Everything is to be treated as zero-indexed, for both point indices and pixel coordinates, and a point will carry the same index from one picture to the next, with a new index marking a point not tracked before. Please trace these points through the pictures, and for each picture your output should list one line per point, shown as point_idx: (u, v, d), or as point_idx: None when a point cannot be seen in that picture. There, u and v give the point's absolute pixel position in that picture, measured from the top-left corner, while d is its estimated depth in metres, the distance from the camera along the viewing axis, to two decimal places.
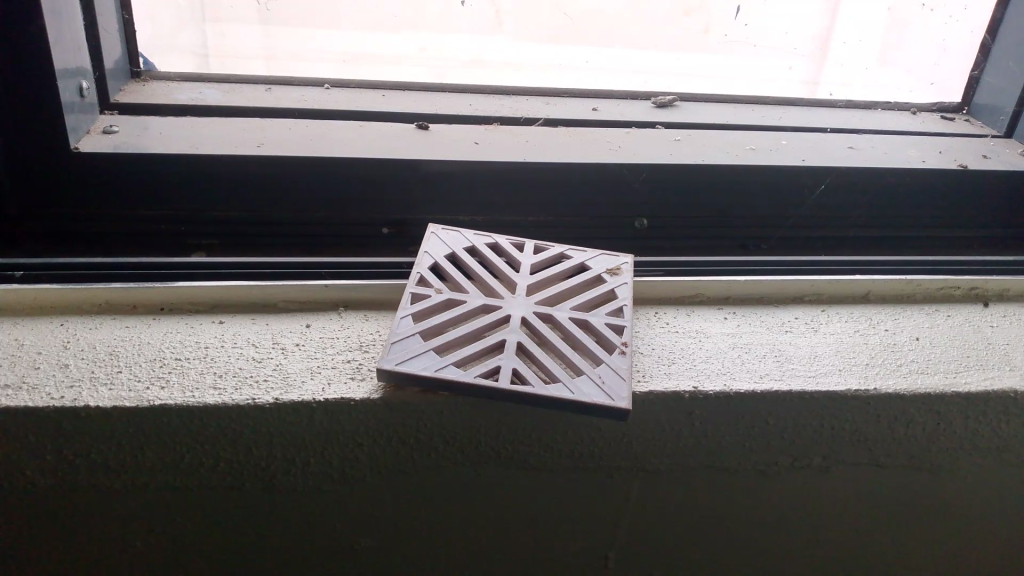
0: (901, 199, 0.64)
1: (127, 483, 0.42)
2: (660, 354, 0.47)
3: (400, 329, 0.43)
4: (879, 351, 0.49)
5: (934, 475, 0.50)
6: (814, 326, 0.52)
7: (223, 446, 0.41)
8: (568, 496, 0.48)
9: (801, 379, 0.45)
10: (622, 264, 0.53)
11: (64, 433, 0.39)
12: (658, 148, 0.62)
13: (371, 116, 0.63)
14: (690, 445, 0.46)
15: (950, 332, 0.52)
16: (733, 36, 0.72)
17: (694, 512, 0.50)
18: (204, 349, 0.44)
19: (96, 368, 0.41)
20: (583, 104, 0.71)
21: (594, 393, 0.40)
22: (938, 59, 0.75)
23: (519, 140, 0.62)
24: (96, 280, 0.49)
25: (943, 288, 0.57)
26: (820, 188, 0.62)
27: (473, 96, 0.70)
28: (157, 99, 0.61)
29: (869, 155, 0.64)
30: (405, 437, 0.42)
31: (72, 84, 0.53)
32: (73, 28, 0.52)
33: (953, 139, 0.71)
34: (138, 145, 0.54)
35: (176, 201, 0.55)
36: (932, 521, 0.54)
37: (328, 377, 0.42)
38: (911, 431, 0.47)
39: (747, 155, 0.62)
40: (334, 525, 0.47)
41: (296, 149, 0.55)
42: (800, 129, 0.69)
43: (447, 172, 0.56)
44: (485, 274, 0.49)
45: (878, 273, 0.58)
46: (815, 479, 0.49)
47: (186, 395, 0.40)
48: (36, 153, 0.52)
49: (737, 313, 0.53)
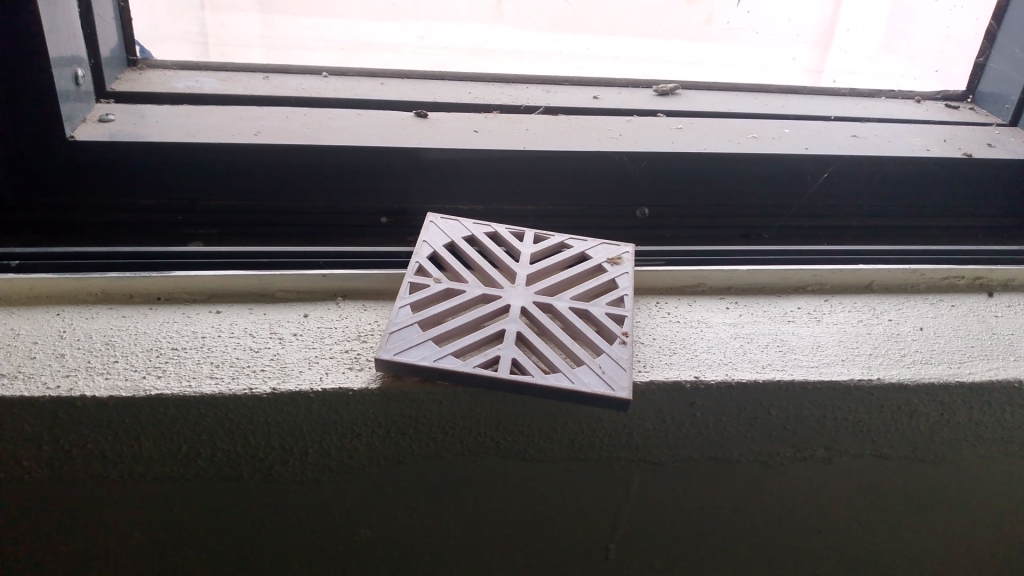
0: (905, 188, 0.64)
1: (125, 474, 0.42)
2: (662, 343, 0.46)
3: (398, 319, 0.43)
4: (882, 341, 0.48)
5: (937, 465, 0.50)
6: (817, 316, 0.51)
7: (220, 436, 0.41)
8: (568, 487, 0.47)
9: (803, 369, 0.45)
10: (622, 253, 0.52)
11: (60, 422, 0.39)
12: (659, 137, 0.61)
13: (370, 105, 0.63)
14: (691, 435, 0.46)
15: (954, 322, 0.51)
16: (735, 24, 0.71)
17: (696, 504, 0.50)
18: (201, 339, 0.44)
19: (92, 358, 0.41)
20: (584, 93, 0.70)
21: (593, 383, 0.40)
22: (943, 46, 0.74)
23: (519, 128, 0.61)
24: (91, 269, 0.48)
25: (947, 278, 0.57)
26: (823, 176, 0.62)
27: (473, 84, 0.70)
28: (154, 87, 0.61)
29: (874, 144, 0.64)
30: (403, 428, 0.42)
31: (68, 72, 0.52)
32: (68, 15, 0.52)
33: (958, 127, 0.70)
34: (135, 134, 0.53)
35: (174, 191, 0.55)
36: (935, 513, 0.54)
37: (326, 367, 0.41)
38: (913, 422, 0.47)
39: (750, 144, 0.61)
40: (333, 516, 0.47)
41: (294, 137, 0.55)
42: (804, 117, 0.69)
43: (446, 161, 0.56)
44: (484, 263, 0.49)
45: (882, 263, 0.57)
46: (818, 470, 0.49)
47: (182, 385, 0.39)
48: (31, 141, 0.51)
49: (739, 303, 0.53)
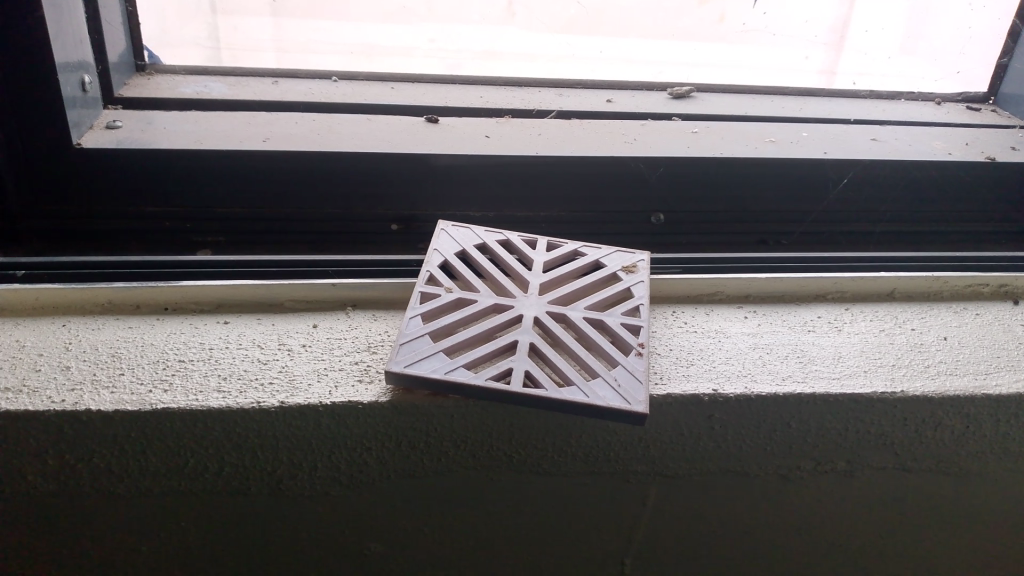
0: (927, 192, 0.62)
1: (131, 489, 0.41)
2: (679, 354, 0.45)
3: (409, 330, 0.42)
4: (905, 352, 0.47)
5: (962, 479, 0.48)
6: (837, 325, 0.50)
7: (227, 449, 0.40)
8: (583, 501, 0.46)
9: (825, 381, 0.43)
10: (638, 261, 0.51)
11: (65, 436, 0.38)
12: (675, 141, 0.60)
13: (380, 109, 0.62)
14: (709, 449, 0.44)
15: (979, 331, 0.50)
16: (751, 25, 0.70)
17: (715, 518, 0.49)
18: (208, 350, 0.43)
19: (97, 370, 0.40)
20: (597, 96, 0.69)
21: (609, 397, 0.39)
22: (965, 46, 0.72)
23: (531, 133, 0.60)
24: (97, 279, 0.47)
25: (971, 286, 0.55)
26: (843, 182, 0.60)
27: (484, 88, 0.69)
28: (162, 92, 0.60)
29: (894, 147, 0.62)
30: (414, 441, 0.41)
31: (74, 78, 0.52)
32: (74, 20, 0.51)
33: (980, 130, 0.68)
34: (142, 141, 0.52)
35: (182, 197, 0.54)
36: (961, 529, 0.52)
37: (336, 380, 0.41)
38: (938, 435, 0.45)
39: (767, 148, 0.60)
40: (343, 530, 0.46)
41: (303, 144, 0.54)
42: (822, 121, 0.67)
43: (457, 166, 0.55)
44: (496, 272, 0.47)
45: (903, 269, 0.55)
46: (840, 484, 0.48)
47: (189, 398, 0.39)
48: (37, 148, 0.51)
49: (757, 312, 0.52)
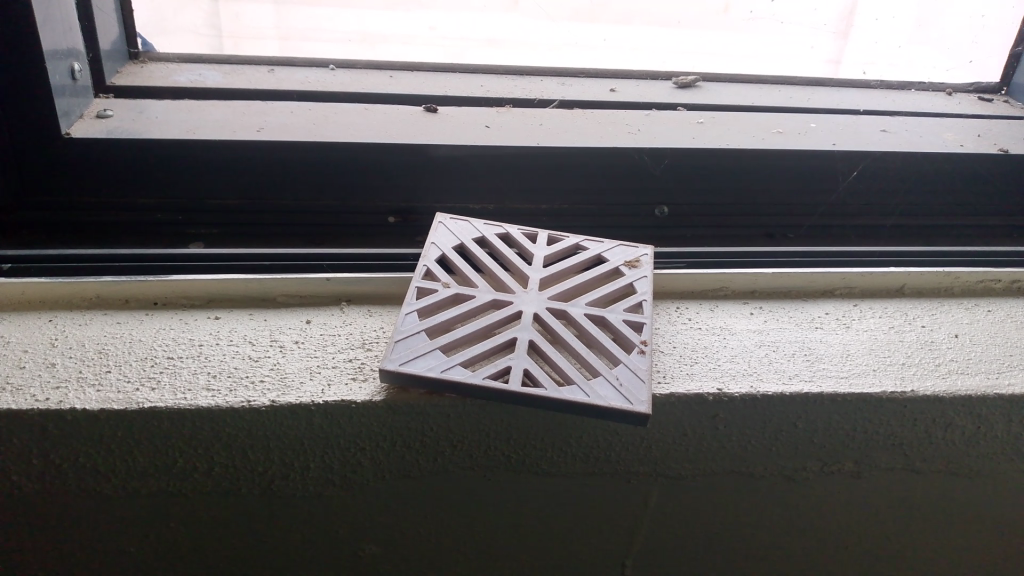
0: (937, 184, 0.60)
1: (118, 488, 0.40)
2: (683, 352, 0.44)
3: (404, 326, 0.41)
4: (916, 350, 0.45)
5: (973, 479, 0.47)
6: (845, 322, 0.49)
7: (216, 448, 0.39)
8: (582, 501, 0.45)
9: (833, 380, 0.42)
10: (641, 255, 0.49)
11: (49, 435, 0.37)
12: (680, 131, 0.58)
13: (379, 98, 0.60)
14: (713, 449, 0.43)
15: (992, 328, 0.48)
16: (758, 13, 0.68)
17: (717, 518, 0.48)
18: (198, 347, 0.42)
19: (84, 367, 0.39)
20: (601, 85, 0.68)
21: (610, 396, 0.37)
22: (978, 34, 0.70)
23: (533, 123, 0.58)
24: (87, 273, 0.46)
25: (984, 281, 0.53)
26: (853, 174, 0.58)
27: (484, 77, 0.67)
28: (155, 81, 0.59)
29: (904, 139, 0.60)
30: (410, 441, 0.40)
31: (63, 66, 0.50)
32: (63, 6, 0.50)
33: (993, 120, 0.66)
34: (132, 131, 0.51)
35: (175, 189, 0.53)
36: (970, 530, 0.51)
37: (328, 378, 0.39)
38: (949, 436, 0.44)
39: (774, 139, 0.58)
40: (334, 530, 0.44)
41: (297, 134, 0.52)
42: (831, 111, 0.65)
43: (456, 157, 0.53)
44: (496, 266, 0.46)
45: (913, 265, 0.54)
46: (847, 484, 0.46)
47: (177, 397, 0.37)
48: (26, 138, 0.49)
49: (764, 308, 0.50)
